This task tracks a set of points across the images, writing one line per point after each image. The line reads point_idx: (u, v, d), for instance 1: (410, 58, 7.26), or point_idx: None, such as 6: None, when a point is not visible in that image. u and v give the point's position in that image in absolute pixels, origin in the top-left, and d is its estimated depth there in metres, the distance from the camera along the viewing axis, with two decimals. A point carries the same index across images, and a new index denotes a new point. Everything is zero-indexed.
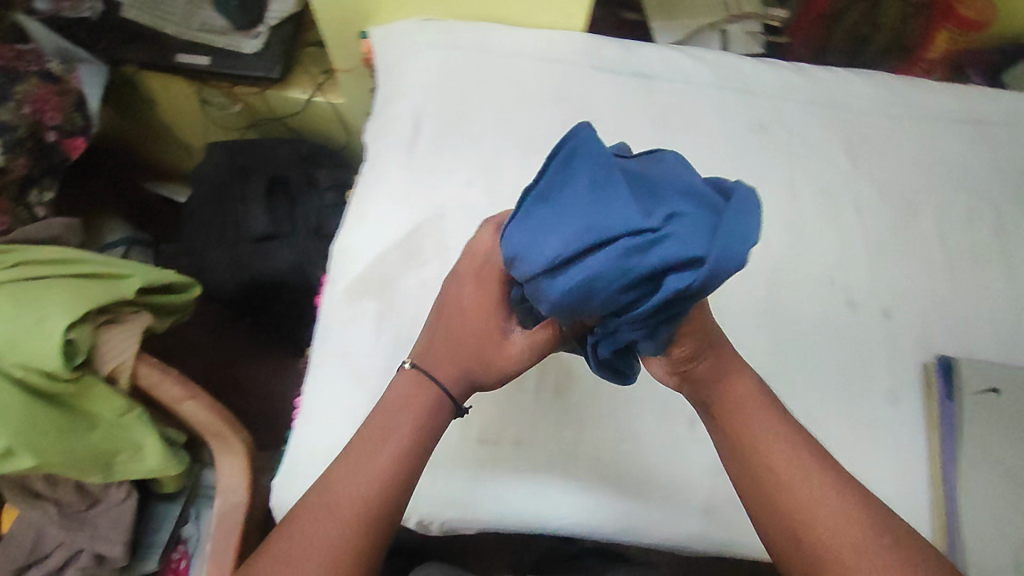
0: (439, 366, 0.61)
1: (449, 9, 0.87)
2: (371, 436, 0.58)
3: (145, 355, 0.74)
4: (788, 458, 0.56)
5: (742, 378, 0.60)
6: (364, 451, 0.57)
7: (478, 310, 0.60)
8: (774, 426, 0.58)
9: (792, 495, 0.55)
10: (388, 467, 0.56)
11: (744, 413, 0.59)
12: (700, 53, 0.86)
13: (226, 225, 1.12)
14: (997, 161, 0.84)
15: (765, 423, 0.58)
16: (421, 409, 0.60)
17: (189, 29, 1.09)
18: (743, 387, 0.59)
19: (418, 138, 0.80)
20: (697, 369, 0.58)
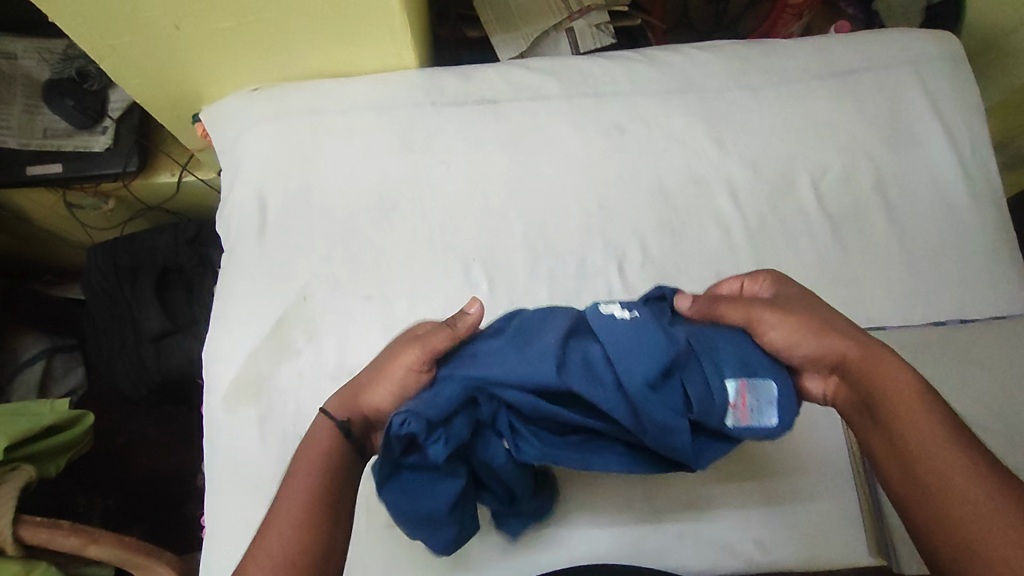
0: (338, 398, 0.57)
1: (275, 75, 0.82)
2: (288, 490, 0.50)
3: (25, 516, 0.67)
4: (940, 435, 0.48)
5: (888, 364, 0.52)
6: (289, 506, 0.49)
7: (373, 338, 0.60)
8: (911, 398, 0.50)
9: (923, 443, 0.48)
10: (314, 489, 0.50)
11: (899, 401, 0.50)
12: (540, 64, 0.83)
13: (121, 333, 1.06)
14: (863, 109, 0.82)
15: (912, 403, 0.50)
16: (323, 445, 0.53)
17: (34, 138, 0.99)
18: (869, 351, 0.52)
19: (265, 227, 0.76)
20: (849, 357, 0.52)
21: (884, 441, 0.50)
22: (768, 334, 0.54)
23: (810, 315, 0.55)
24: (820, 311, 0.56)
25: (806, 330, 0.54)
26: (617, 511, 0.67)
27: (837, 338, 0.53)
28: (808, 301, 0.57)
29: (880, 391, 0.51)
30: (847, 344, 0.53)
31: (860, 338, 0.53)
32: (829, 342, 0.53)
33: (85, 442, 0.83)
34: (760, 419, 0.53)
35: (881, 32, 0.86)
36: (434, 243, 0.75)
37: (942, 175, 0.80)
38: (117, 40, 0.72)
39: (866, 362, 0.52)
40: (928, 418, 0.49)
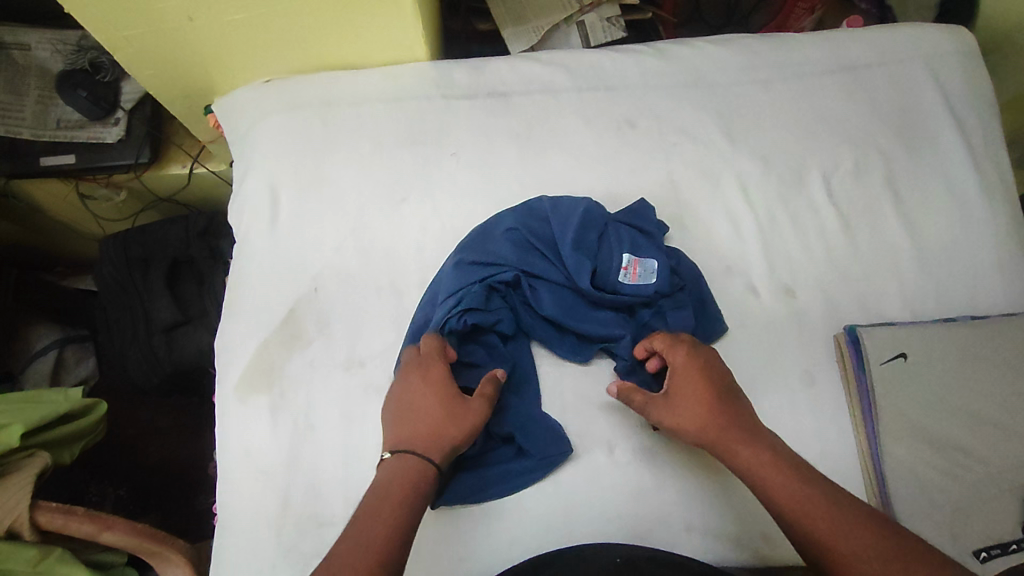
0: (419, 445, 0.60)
1: (285, 67, 0.82)
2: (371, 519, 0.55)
3: (41, 502, 0.68)
4: (796, 498, 0.55)
5: (739, 441, 0.59)
6: (369, 533, 0.53)
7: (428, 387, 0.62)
8: (764, 466, 0.58)
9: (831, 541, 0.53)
10: (392, 531, 0.54)
11: (756, 474, 0.58)
12: (551, 57, 0.83)
13: (133, 324, 1.06)
14: (874, 105, 0.81)
15: (768, 474, 0.57)
16: (406, 484, 0.57)
17: (47, 129, 1.00)
18: (740, 449, 0.59)
19: (276, 217, 0.77)
20: (704, 437, 0.61)
21: (803, 547, 0.55)
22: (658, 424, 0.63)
23: (686, 407, 0.62)
24: (704, 402, 0.62)
25: (686, 421, 0.61)
26: (625, 503, 0.67)
27: (703, 429, 0.61)
28: (691, 380, 0.63)
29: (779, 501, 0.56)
30: (714, 423, 0.61)
31: (735, 432, 0.60)
32: (692, 426, 0.61)
33: (98, 432, 0.85)
34: (646, 281, 0.71)
35: (893, 26, 0.86)
36: (444, 235, 0.76)
37: (955, 170, 0.79)
38: (129, 31, 0.72)
39: (757, 465, 0.58)
40: (781, 482, 0.57)
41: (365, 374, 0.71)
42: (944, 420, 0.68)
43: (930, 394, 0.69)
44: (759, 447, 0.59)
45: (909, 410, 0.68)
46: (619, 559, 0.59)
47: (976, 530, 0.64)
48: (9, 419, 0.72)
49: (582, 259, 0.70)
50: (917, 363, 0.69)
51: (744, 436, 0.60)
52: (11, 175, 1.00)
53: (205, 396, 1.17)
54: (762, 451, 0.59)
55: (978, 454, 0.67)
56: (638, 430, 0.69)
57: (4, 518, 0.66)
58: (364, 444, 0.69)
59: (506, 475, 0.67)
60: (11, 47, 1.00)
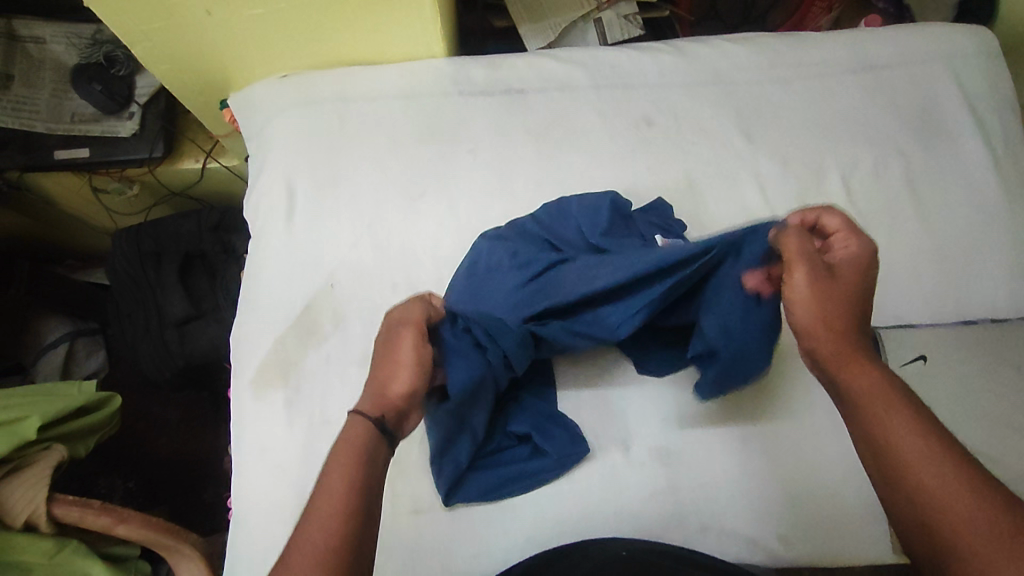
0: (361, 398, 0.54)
1: (301, 62, 0.82)
2: (323, 485, 0.47)
3: (58, 496, 0.69)
4: (914, 438, 0.46)
5: (865, 363, 0.51)
6: (324, 495, 0.46)
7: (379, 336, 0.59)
8: (883, 395, 0.49)
9: (925, 494, 0.44)
10: (349, 479, 0.47)
11: (871, 402, 0.49)
12: (569, 54, 0.83)
13: (144, 318, 1.06)
14: (895, 106, 0.81)
15: (882, 406, 0.48)
16: (355, 441, 0.50)
17: (61, 123, 0.99)
18: (864, 370, 0.51)
19: (294, 212, 0.76)
20: (835, 332, 0.53)
21: (901, 493, 0.45)
22: (787, 294, 0.56)
23: (835, 290, 0.55)
24: (851, 301, 0.54)
25: (824, 309, 0.54)
26: (641, 502, 0.67)
27: (836, 323, 0.53)
28: (855, 271, 0.55)
29: (880, 438, 0.47)
30: (847, 321, 0.54)
31: (852, 352, 0.52)
32: (823, 318, 0.54)
33: (113, 424, 0.84)
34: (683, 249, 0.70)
35: (915, 26, 0.85)
36: (461, 232, 0.75)
37: (975, 172, 0.79)
38: (148, 25, 0.72)
39: (868, 398, 0.49)
40: (897, 416, 0.47)
41: None
42: (963, 424, 0.67)
43: (949, 397, 0.68)
44: (884, 378, 0.50)
45: (927, 413, 0.68)
46: (625, 551, 0.58)
47: None
48: (25, 412, 0.72)
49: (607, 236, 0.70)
50: (935, 365, 0.69)
51: (867, 354, 0.53)
52: (25, 167, 0.99)
53: (216, 392, 1.17)
54: (884, 383, 0.50)
55: (997, 457, 0.66)
56: (654, 429, 0.69)
57: (23, 511, 0.67)
58: None
59: (521, 475, 0.67)
60: (26, 41, 1.00)
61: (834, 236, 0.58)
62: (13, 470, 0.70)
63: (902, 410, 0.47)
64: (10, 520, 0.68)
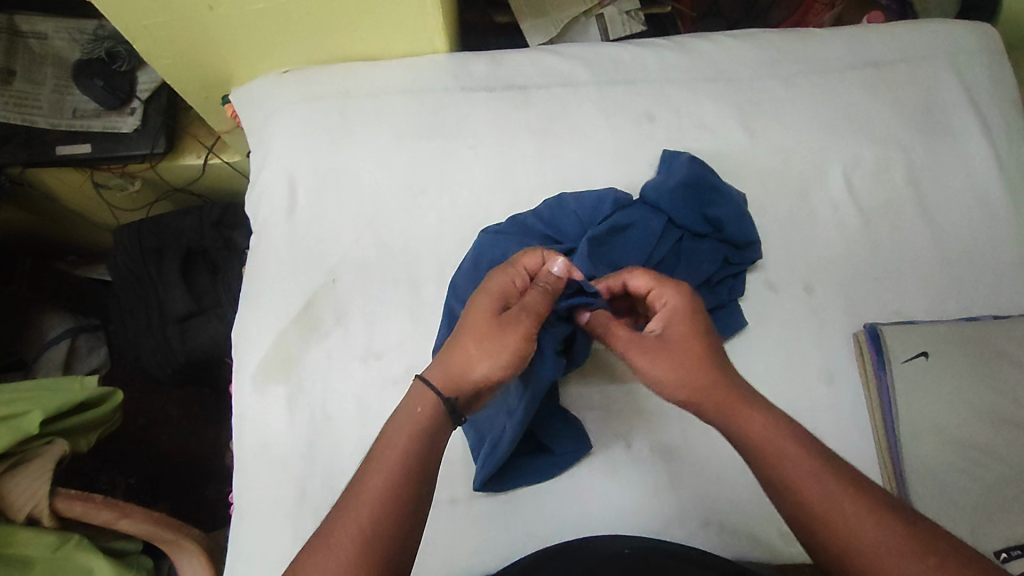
0: (445, 365, 0.55)
1: (302, 57, 0.82)
2: (375, 461, 0.50)
3: (61, 490, 0.69)
4: (813, 480, 0.49)
5: (746, 406, 0.53)
6: (374, 472, 0.49)
7: (492, 299, 0.57)
8: (773, 439, 0.51)
9: (826, 523, 0.48)
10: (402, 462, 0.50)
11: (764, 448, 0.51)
12: (571, 50, 0.82)
13: (146, 314, 1.06)
14: (898, 102, 0.81)
15: (779, 451, 0.51)
16: (421, 422, 0.52)
17: (63, 118, 1.00)
18: (747, 415, 0.53)
19: (297, 207, 0.76)
20: (703, 398, 0.54)
21: (811, 534, 0.49)
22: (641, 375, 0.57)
23: (674, 351, 0.55)
24: (688, 355, 0.55)
25: (663, 374, 0.55)
26: (642, 498, 0.67)
27: (694, 386, 0.54)
28: (685, 327, 0.56)
29: (779, 475, 0.50)
30: (707, 381, 0.54)
31: (736, 396, 0.54)
32: (679, 384, 0.55)
33: (115, 419, 0.85)
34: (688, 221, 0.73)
35: (918, 22, 0.85)
36: (463, 227, 0.75)
37: (978, 169, 0.79)
38: (150, 20, 0.72)
39: (760, 436, 0.51)
40: (793, 459, 0.50)
41: (383, 366, 0.71)
42: (964, 421, 0.67)
43: (950, 394, 0.68)
44: (767, 417, 0.52)
45: (928, 410, 0.68)
46: (627, 549, 0.58)
47: (995, 530, 0.64)
48: (28, 407, 0.72)
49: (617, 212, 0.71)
50: (937, 363, 0.69)
51: (746, 395, 0.54)
52: (28, 163, 0.99)
53: (218, 388, 1.17)
54: (770, 424, 0.52)
55: (998, 454, 0.66)
56: (657, 424, 0.69)
57: (26, 505, 0.68)
58: None
59: (525, 471, 0.67)
60: (28, 36, 1.00)
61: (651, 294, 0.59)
62: (16, 464, 0.70)
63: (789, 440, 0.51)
64: (13, 514, 0.68)
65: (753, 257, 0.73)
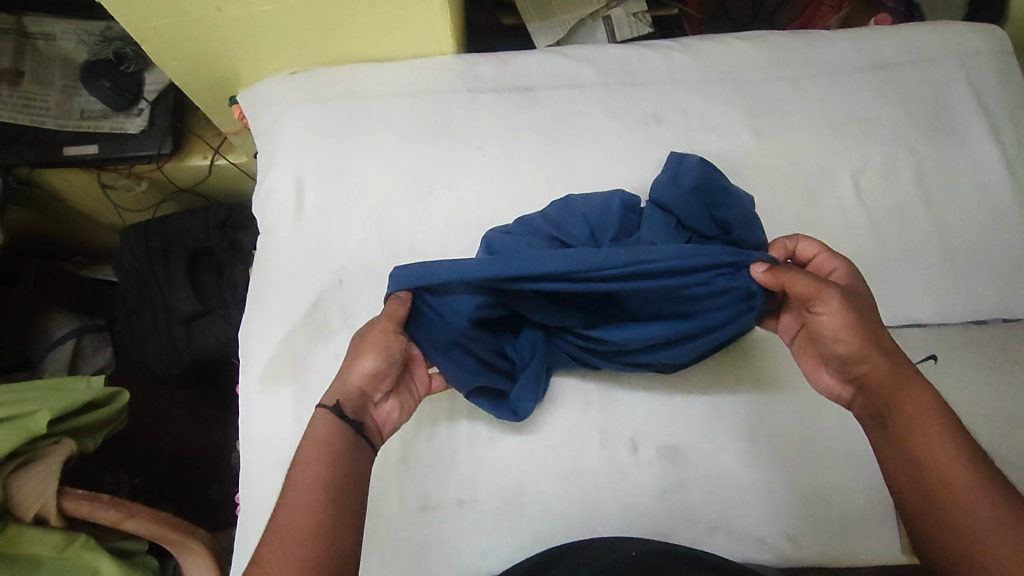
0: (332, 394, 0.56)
1: (309, 59, 0.83)
2: (302, 462, 0.51)
3: (69, 489, 0.69)
4: (957, 464, 0.49)
5: (913, 385, 0.54)
6: (302, 474, 0.50)
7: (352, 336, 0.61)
8: (930, 417, 0.52)
9: (945, 496, 0.49)
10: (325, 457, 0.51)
11: (914, 423, 0.52)
12: (578, 51, 0.83)
13: (153, 314, 1.06)
14: (906, 104, 0.81)
15: (932, 427, 0.51)
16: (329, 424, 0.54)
17: (71, 119, 1.00)
18: (909, 392, 0.53)
19: (303, 207, 0.77)
20: (876, 367, 0.55)
21: (935, 510, 0.49)
22: (817, 324, 0.57)
23: (864, 311, 0.56)
24: (871, 316, 0.56)
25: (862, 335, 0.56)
26: (649, 501, 0.67)
27: (885, 358, 0.55)
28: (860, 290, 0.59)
29: (911, 444, 0.52)
30: (885, 349, 0.55)
31: (903, 375, 0.54)
32: (868, 353, 0.55)
33: (121, 420, 0.85)
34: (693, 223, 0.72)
35: (924, 24, 0.85)
36: (469, 229, 0.75)
37: (987, 172, 0.78)
38: (158, 21, 0.72)
39: (909, 404, 0.53)
40: (941, 440, 0.51)
41: None
42: (973, 423, 0.67)
43: (959, 397, 0.68)
44: (932, 399, 0.53)
45: None
46: (634, 551, 0.58)
47: None
48: (34, 407, 0.72)
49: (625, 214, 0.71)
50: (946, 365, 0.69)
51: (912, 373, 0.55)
52: (35, 164, 0.99)
53: (223, 388, 1.17)
54: (932, 404, 0.53)
55: (1008, 458, 0.66)
56: (663, 427, 0.69)
57: (34, 505, 0.68)
58: (387, 438, 0.68)
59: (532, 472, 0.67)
60: (36, 38, 1.01)
61: (816, 259, 0.62)
62: (23, 464, 0.71)
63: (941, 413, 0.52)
64: (20, 514, 0.68)
65: None
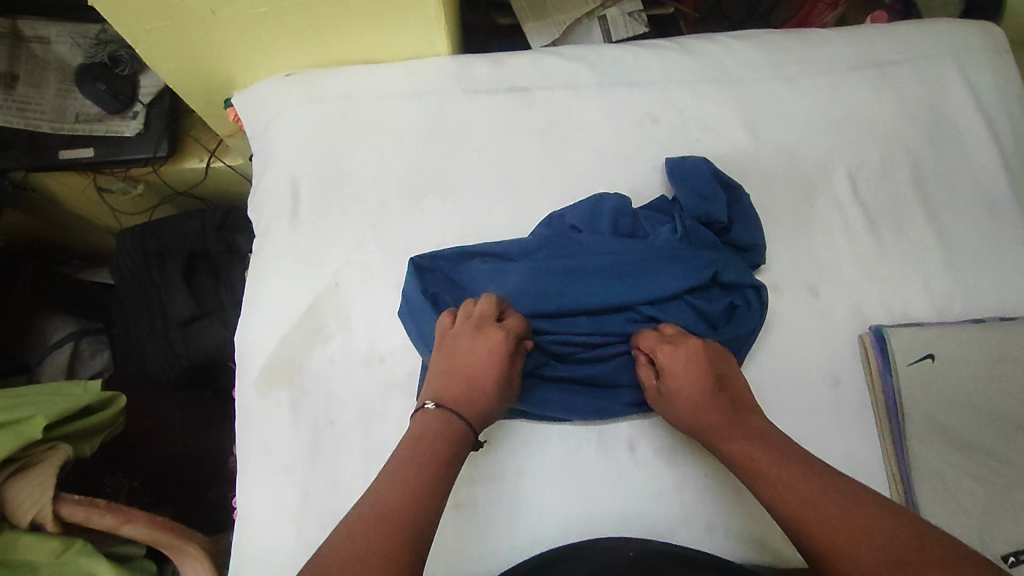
0: (467, 405, 0.60)
1: (299, 61, 0.82)
2: (409, 459, 0.54)
3: (65, 494, 0.69)
4: (788, 485, 0.53)
5: (729, 433, 0.59)
6: (412, 466, 0.53)
7: (486, 358, 0.61)
8: (750, 457, 0.57)
9: (846, 551, 0.48)
10: (440, 461, 0.54)
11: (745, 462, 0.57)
12: (575, 52, 0.82)
13: (151, 318, 1.06)
14: (903, 102, 0.80)
15: (760, 464, 0.56)
16: (451, 436, 0.57)
17: (66, 122, 0.99)
18: (728, 436, 0.59)
19: (301, 210, 0.76)
20: (703, 419, 0.61)
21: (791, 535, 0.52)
22: (652, 390, 0.65)
23: (691, 375, 0.63)
24: (697, 377, 0.62)
25: (684, 408, 0.62)
26: (648, 502, 0.66)
27: (697, 412, 0.61)
28: (684, 358, 0.63)
29: (762, 481, 0.55)
30: (703, 402, 0.61)
31: (724, 419, 0.60)
32: (687, 410, 0.62)
33: (118, 424, 0.85)
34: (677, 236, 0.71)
35: (920, 22, 0.85)
36: (465, 231, 0.75)
37: (984, 169, 0.78)
38: (152, 24, 0.72)
39: (768, 471, 0.55)
40: (769, 465, 0.56)
41: (386, 370, 0.71)
42: (972, 424, 0.67)
43: (960, 397, 0.68)
44: (746, 440, 0.59)
45: (939, 412, 0.67)
46: (632, 552, 0.58)
47: (1003, 534, 0.64)
48: (31, 412, 0.72)
49: (617, 217, 0.72)
50: (947, 364, 0.68)
51: (736, 420, 0.60)
52: (31, 168, 0.99)
53: (220, 392, 1.16)
54: (748, 445, 0.58)
55: (1006, 459, 0.66)
56: (660, 430, 0.69)
57: (30, 510, 0.67)
58: (384, 441, 0.68)
59: (531, 475, 0.67)
60: (30, 41, 1.00)
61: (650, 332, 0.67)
62: (20, 469, 0.70)
63: (790, 477, 0.54)
64: (17, 520, 0.68)
65: (757, 260, 0.73)
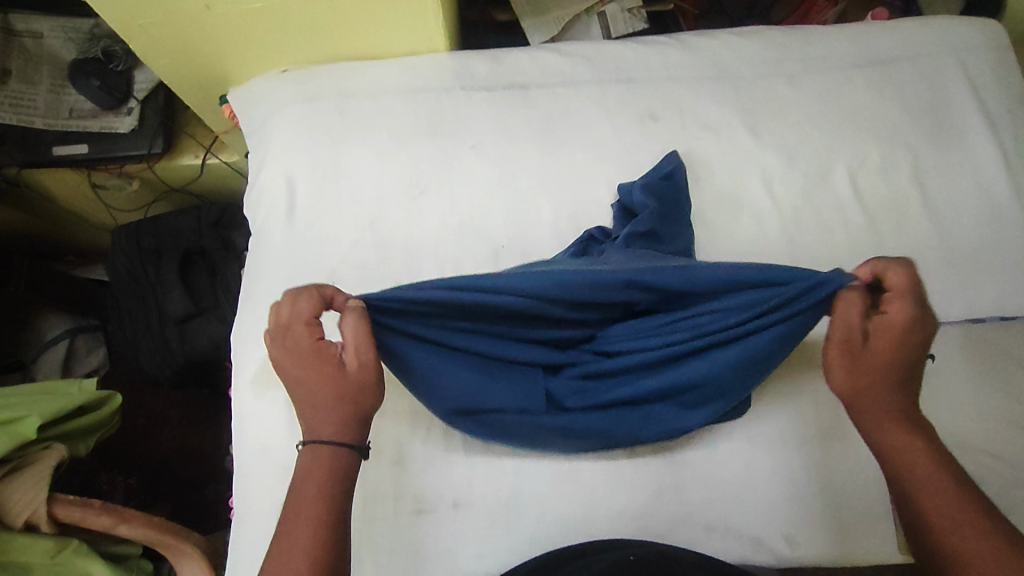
0: (320, 423, 0.53)
1: (297, 57, 0.81)
2: (293, 512, 0.51)
3: (59, 495, 0.68)
4: (941, 493, 0.51)
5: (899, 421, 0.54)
6: (299, 520, 0.50)
7: (298, 374, 0.54)
8: (916, 452, 0.53)
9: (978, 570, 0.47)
10: (326, 503, 0.51)
11: (898, 454, 0.53)
12: (575, 49, 0.82)
13: (146, 315, 1.05)
14: (903, 100, 0.80)
15: (922, 464, 0.52)
16: (324, 469, 0.52)
17: (59, 118, 0.98)
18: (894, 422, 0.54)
19: (298, 207, 0.76)
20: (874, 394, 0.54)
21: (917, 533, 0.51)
22: (845, 332, 0.55)
23: (891, 342, 0.54)
24: (902, 348, 0.54)
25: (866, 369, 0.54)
26: (646, 502, 0.66)
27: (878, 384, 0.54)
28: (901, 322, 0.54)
29: (909, 479, 0.52)
30: (891, 375, 0.54)
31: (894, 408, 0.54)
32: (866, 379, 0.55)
33: (113, 422, 0.84)
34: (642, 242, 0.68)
35: (920, 20, 0.84)
36: (464, 230, 0.74)
37: (985, 168, 0.78)
38: (145, 20, 0.71)
39: (922, 471, 0.52)
40: (927, 464, 0.52)
41: None
42: (971, 424, 0.67)
43: (960, 397, 0.67)
44: (915, 438, 0.53)
45: (938, 411, 0.67)
46: (632, 556, 0.56)
47: None
48: (24, 412, 0.72)
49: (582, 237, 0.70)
50: (945, 364, 0.68)
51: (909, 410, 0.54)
52: (25, 164, 0.98)
53: (217, 390, 1.15)
54: (913, 439, 0.53)
55: (1007, 458, 0.66)
56: None
57: (23, 511, 0.67)
58: (381, 441, 0.67)
59: (529, 475, 0.67)
60: (23, 35, 0.99)
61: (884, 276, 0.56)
62: (13, 470, 0.70)
63: (951, 486, 0.51)
64: (11, 520, 0.67)
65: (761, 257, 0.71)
